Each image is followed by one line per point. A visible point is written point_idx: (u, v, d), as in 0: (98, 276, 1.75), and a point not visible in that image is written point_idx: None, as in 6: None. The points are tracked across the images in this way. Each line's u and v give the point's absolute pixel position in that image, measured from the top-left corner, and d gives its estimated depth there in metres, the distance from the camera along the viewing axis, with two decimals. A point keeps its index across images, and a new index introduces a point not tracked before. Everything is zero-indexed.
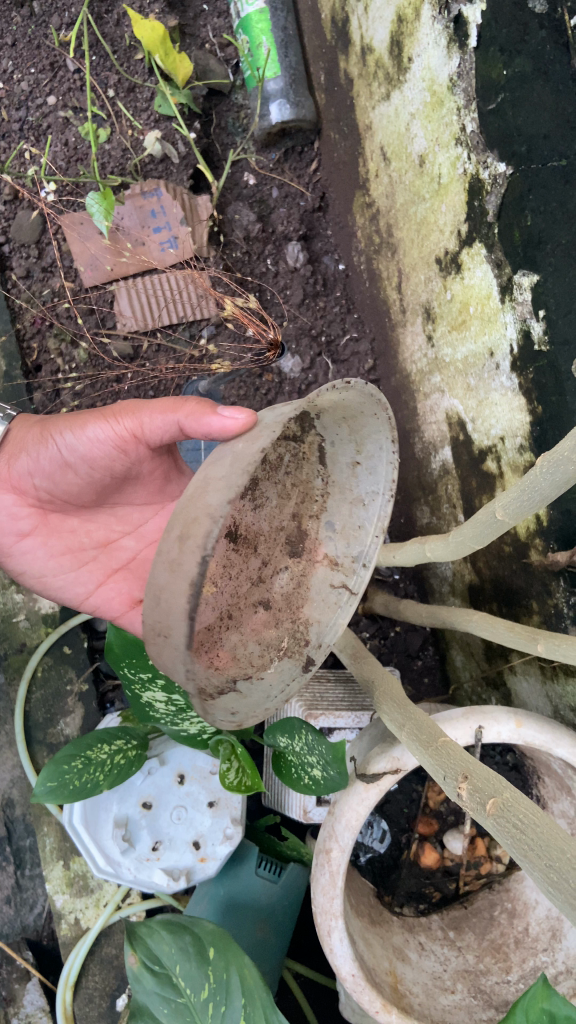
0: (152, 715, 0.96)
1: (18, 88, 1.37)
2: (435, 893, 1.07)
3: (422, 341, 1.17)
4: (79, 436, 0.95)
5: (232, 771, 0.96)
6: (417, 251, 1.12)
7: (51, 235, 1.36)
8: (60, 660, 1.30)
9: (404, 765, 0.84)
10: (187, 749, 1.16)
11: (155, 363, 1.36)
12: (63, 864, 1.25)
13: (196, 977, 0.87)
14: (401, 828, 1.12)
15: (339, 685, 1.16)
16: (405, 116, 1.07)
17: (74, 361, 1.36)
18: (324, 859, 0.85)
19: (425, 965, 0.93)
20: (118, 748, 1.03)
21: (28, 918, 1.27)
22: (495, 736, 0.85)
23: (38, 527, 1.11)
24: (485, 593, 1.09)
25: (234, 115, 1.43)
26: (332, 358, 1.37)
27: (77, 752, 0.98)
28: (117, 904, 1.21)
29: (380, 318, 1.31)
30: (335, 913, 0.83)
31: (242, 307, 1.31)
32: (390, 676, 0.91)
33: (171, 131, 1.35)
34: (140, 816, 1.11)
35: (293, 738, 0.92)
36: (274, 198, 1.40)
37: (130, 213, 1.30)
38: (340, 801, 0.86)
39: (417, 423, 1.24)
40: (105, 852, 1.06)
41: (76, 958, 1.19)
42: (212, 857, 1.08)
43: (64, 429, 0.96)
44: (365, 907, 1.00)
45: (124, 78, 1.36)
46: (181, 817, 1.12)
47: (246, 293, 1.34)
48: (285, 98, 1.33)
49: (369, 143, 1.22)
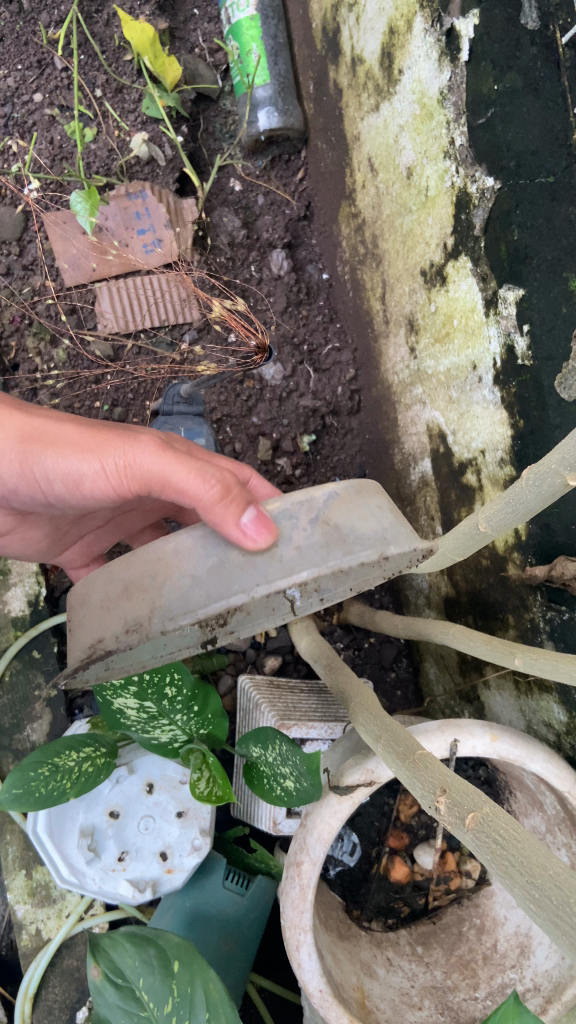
0: (122, 722, 0.94)
1: (3, 83, 1.35)
2: (404, 907, 1.06)
3: (404, 353, 1.17)
4: (71, 481, 0.81)
5: (203, 781, 0.94)
6: (402, 263, 1.12)
7: (33, 232, 1.34)
8: (29, 664, 1.27)
9: (378, 779, 0.83)
10: (157, 757, 1.13)
11: (135, 364, 1.34)
12: (26, 874, 1.22)
13: (160, 990, 0.85)
14: (371, 841, 1.11)
15: (312, 698, 1.16)
16: (394, 127, 1.08)
17: (53, 360, 1.34)
18: (294, 872, 0.84)
19: (392, 981, 0.92)
20: (87, 755, 1.01)
21: None
22: (470, 750, 0.84)
23: (17, 526, 1.05)
24: (461, 606, 1.09)
25: (222, 119, 1.42)
26: (314, 366, 1.36)
27: (44, 760, 0.95)
28: (80, 915, 1.19)
29: (363, 327, 1.30)
30: (304, 927, 0.82)
31: (231, 309, 1.34)
32: (363, 687, 0.92)
33: (158, 133, 1.34)
34: (106, 825, 1.09)
35: (266, 747, 0.92)
36: (259, 205, 1.39)
37: (114, 213, 1.30)
38: (312, 814, 0.85)
39: (396, 434, 1.24)
40: (70, 863, 1.05)
41: (36, 969, 1.17)
42: (179, 869, 1.07)
43: (46, 467, 0.81)
44: (333, 921, 0.99)
45: (112, 79, 1.34)
46: (148, 828, 1.09)
47: (235, 295, 1.34)
48: (273, 106, 1.33)
49: (356, 154, 1.22)
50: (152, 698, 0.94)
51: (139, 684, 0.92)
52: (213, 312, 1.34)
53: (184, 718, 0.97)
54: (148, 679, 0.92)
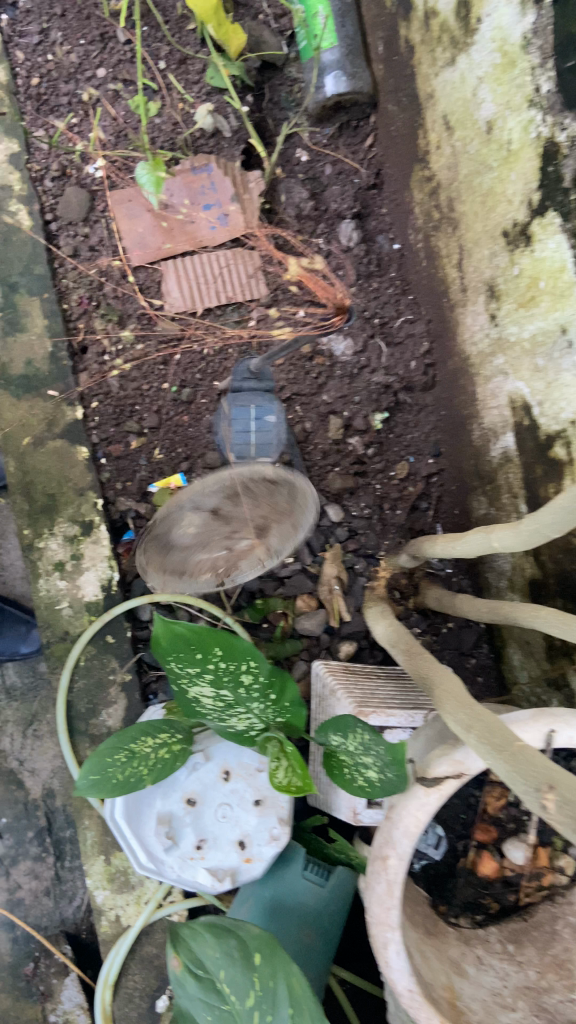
0: (198, 709, 0.93)
1: (67, 59, 1.30)
2: (493, 903, 1.01)
3: (484, 320, 1.11)
4: None
5: (281, 770, 0.92)
6: (481, 224, 1.06)
7: (99, 213, 1.30)
8: (103, 650, 1.26)
9: (467, 772, 0.78)
10: (233, 744, 1.08)
11: (203, 344, 1.29)
12: (105, 859, 1.22)
13: (241, 983, 0.83)
14: (458, 834, 1.05)
15: (390, 686, 1.12)
16: (472, 80, 1.02)
17: (121, 342, 1.29)
18: (380, 867, 0.79)
19: (483, 981, 0.88)
20: (163, 741, 0.98)
21: (68, 910, 1.43)
22: (567, 741, 0.78)
23: None
24: (549, 589, 1.04)
25: (288, 88, 1.37)
26: (385, 340, 1.31)
27: (120, 745, 0.94)
28: (158, 902, 1.17)
29: (438, 298, 1.25)
30: (391, 923, 0.79)
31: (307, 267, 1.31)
32: (448, 674, 0.87)
33: (223, 102, 1.28)
34: (183, 813, 1.05)
35: (346, 738, 0.85)
36: (326, 175, 1.35)
37: (179, 189, 1.27)
38: (397, 806, 0.80)
39: (476, 410, 1.18)
40: (148, 850, 1.03)
41: (116, 957, 1.16)
42: (258, 859, 1.04)
43: None
44: (420, 917, 0.94)
45: (175, 49, 1.29)
46: (226, 816, 1.05)
47: (312, 249, 1.32)
48: (341, 70, 1.27)
49: (430, 113, 1.16)
50: (228, 687, 0.90)
51: (214, 673, 0.87)
52: (288, 272, 1.31)
53: (261, 705, 0.93)
54: (223, 667, 0.86)
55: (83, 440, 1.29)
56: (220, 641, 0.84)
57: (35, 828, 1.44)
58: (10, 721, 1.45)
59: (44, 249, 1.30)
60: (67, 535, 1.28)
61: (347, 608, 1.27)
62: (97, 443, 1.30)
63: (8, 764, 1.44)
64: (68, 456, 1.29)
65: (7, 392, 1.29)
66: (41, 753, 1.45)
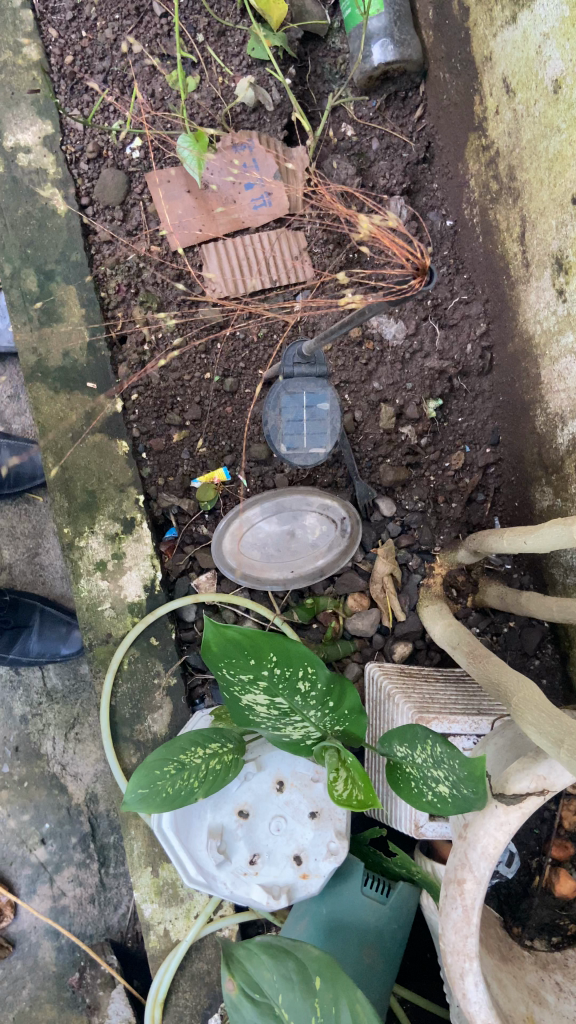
0: (252, 720, 0.87)
1: (101, 36, 1.24)
2: (571, 926, 0.96)
3: (550, 296, 1.03)
4: None
5: (340, 782, 0.84)
6: (547, 193, 0.99)
7: (137, 195, 1.25)
8: (147, 652, 1.21)
9: (551, 787, 0.71)
10: (286, 754, 1.03)
11: (246, 330, 1.23)
12: (152, 872, 1.17)
13: (301, 1009, 0.76)
14: (531, 850, 1.02)
15: (451, 689, 1.05)
16: (537, 37, 0.95)
17: (161, 329, 1.24)
18: (456, 892, 0.73)
19: (565, 1011, 0.79)
20: (213, 752, 0.93)
21: (112, 918, 1.38)
22: None
23: None
24: None
25: (331, 60, 1.30)
26: (439, 321, 1.23)
27: (168, 758, 0.88)
28: (209, 917, 1.12)
29: (496, 276, 1.18)
30: (469, 953, 0.71)
31: (380, 224, 1.18)
32: (523, 680, 0.80)
33: (265, 75, 1.22)
34: (235, 826, 1.00)
35: (414, 749, 0.80)
36: (374, 151, 1.26)
37: (220, 168, 1.22)
38: (474, 826, 0.74)
39: (540, 394, 1.11)
40: (198, 864, 0.97)
41: (166, 973, 1.11)
42: (315, 875, 0.97)
43: None
44: (493, 941, 0.88)
45: (214, 20, 1.22)
46: (280, 829, 1.00)
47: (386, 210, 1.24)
48: (389, 39, 1.19)
49: (488, 77, 1.09)
50: (282, 695, 0.84)
51: (269, 680, 0.81)
52: (359, 231, 1.20)
53: (318, 713, 0.87)
54: (278, 673, 0.81)
55: (123, 433, 1.24)
56: (275, 645, 0.78)
57: (79, 835, 1.40)
58: (51, 724, 1.41)
59: (80, 234, 1.25)
60: (108, 532, 1.23)
61: (400, 607, 1.20)
62: (138, 436, 1.25)
63: (51, 768, 1.40)
64: (108, 450, 1.23)
65: (45, 385, 1.24)
66: (84, 758, 1.40)
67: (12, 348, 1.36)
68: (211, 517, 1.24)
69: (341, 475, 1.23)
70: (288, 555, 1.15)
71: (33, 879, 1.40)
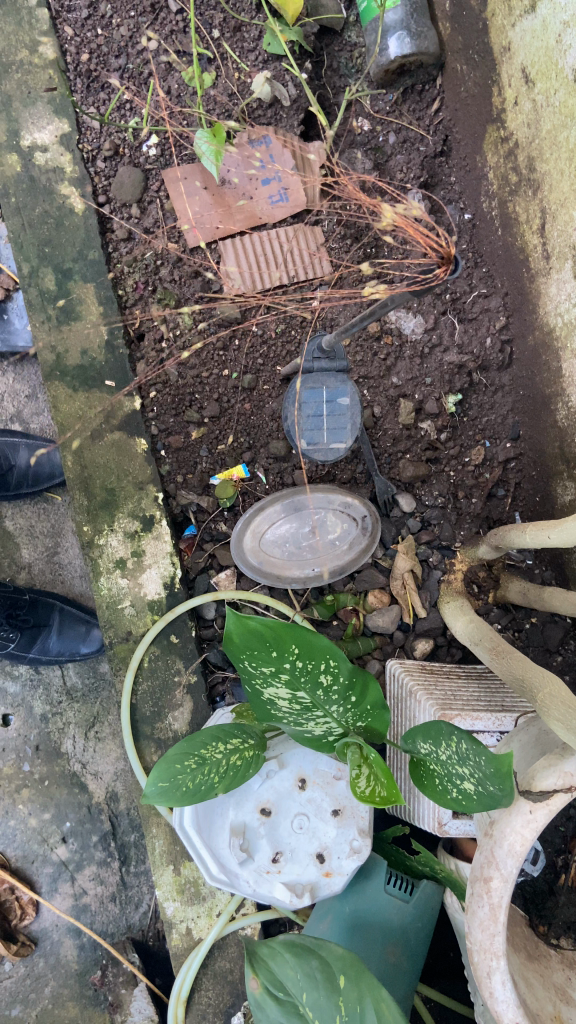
0: (274, 714, 0.86)
1: (116, 33, 1.24)
2: None
3: (571, 288, 1.02)
4: None
5: (363, 779, 0.83)
6: (568, 183, 0.98)
7: (153, 192, 1.25)
8: (168, 650, 1.21)
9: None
10: (308, 749, 1.03)
11: (264, 326, 1.22)
12: (174, 870, 1.17)
13: (325, 1007, 0.75)
14: (557, 849, 1.03)
15: (473, 686, 1.04)
16: (557, 25, 0.94)
17: (180, 327, 1.23)
18: (482, 889, 0.72)
19: None
20: (234, 747, 0.92)
21: (133, 916, 1.39)
22: None
23: None
24: None
25: (347, 54, 1.29)
26: (458, 315, 1.22)
27: (190, 751, 0.88)
28: (231, 914, 1.11)
29: (516, 269, 1.17)
30: (496, 952, 0.70)
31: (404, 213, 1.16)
32: (548, 676, 0.80)
33: (281, 70, 1.22)
34: (258, 823, 0.99)
35: (438, 745, 0.80)
36: (390, 145, 1.26)
37: (237, 164, 1.22)
38: (500, 823, 0.72)
39: (561, 387, 1.10)
40: (220, 861, 0.96)
41: (188, 972, 1.10)
42: (338, 873, 0.96)
43: None
44: (520, 939, 0.87)
45: (229, 16, 1.22)
46: (303, 827, 0.99)
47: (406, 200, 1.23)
48: (405, 31, 1.17)
49: (506, 68, 1.08)
50: (304, 690, 0.84)
51: (290, 673, 0.81)
52: (382, 221, 1.19)
53: (340, 709, 0.87)
54: (301, 666, 0.80)
55: (142, 431, 1.24)
56: (296, 640, 0.78)
57: (100, 834, 1.40)
58: (71, 722, 1.41)
59: (98, 233, 1.25)
60: (127, 531, 1.23)
61: (421, 603, 1.19)
62: (156, 434, 1.25)
63: (71, 767, 1.40)
64: (127, 448, 1.23)
65: (64, 383, 1.24)
66: (104, 756, 1.40)
67: (30, 347, 1.36)
68: (230, 515, 1.24)
69: (361, 470, 1.22)
70: (308, 554, 1.14)
71: (54, 878, 1.40)
